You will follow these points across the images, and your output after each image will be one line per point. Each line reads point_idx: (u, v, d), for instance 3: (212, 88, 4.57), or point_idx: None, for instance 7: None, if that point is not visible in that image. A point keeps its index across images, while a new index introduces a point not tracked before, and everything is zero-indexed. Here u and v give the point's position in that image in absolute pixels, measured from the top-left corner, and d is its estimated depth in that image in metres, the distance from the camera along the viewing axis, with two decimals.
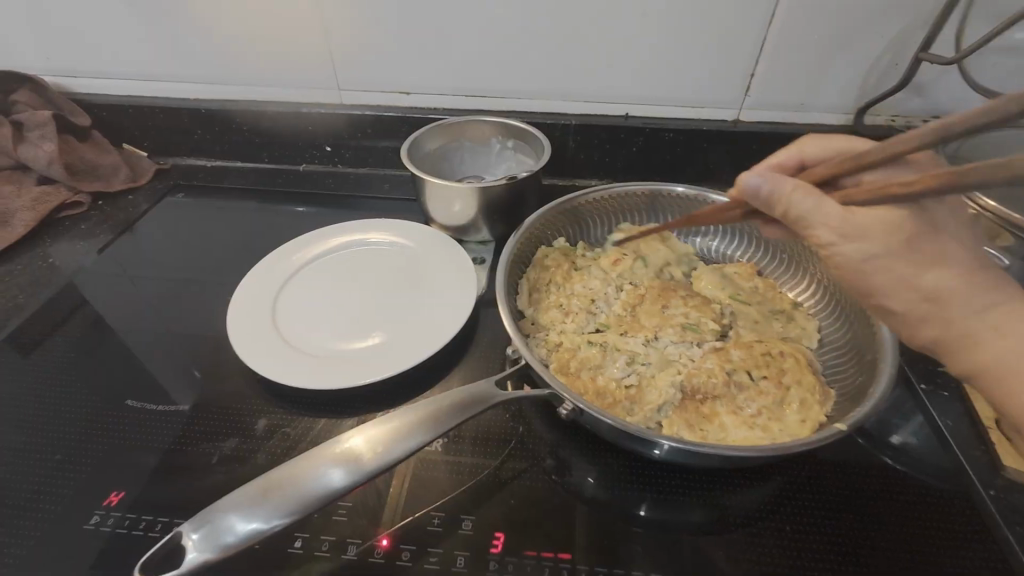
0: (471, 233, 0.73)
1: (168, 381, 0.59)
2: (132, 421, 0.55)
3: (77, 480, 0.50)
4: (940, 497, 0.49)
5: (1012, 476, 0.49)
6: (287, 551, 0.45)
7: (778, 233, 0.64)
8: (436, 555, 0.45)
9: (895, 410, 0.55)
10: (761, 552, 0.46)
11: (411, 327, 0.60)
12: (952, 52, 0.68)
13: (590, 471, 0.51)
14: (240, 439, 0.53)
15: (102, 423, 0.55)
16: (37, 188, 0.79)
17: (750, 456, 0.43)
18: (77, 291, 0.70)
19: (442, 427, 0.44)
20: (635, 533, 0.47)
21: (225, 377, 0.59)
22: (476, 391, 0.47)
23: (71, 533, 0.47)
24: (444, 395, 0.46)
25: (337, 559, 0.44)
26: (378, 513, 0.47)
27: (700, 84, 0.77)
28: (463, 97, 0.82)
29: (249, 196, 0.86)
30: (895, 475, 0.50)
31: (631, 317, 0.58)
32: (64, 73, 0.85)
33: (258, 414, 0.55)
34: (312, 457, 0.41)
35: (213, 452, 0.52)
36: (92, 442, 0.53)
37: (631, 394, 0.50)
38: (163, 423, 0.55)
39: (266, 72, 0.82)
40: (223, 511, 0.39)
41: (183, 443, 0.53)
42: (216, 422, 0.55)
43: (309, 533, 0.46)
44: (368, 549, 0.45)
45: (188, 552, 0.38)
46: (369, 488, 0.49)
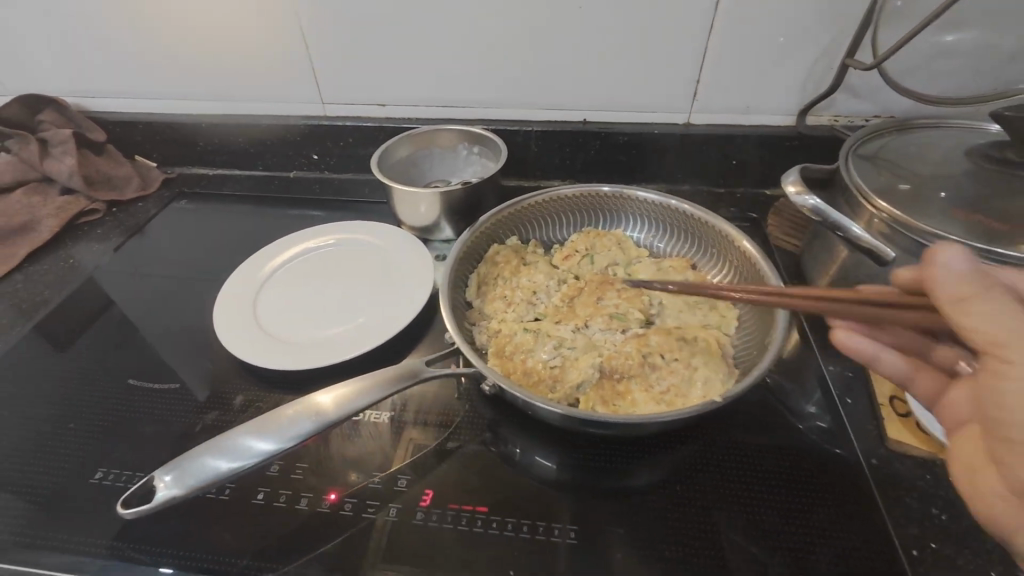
0: (435, 233, 0.80)
1: (162, 364, 0.68)
2: (132, 396, 0.64)
3: (85, 445, 0.60)
4: (830, 466, 0.54)
5: (892, 446, 0.54)
6: (252, 502, 0.53)
7: (709, 229, 0.69)
8: (373, 506, 0.52)
9: (805, 392, 0.61)
10: (661, 510, 0.52)
11: (372, 317, 0.68)
12: (870, 58, 0.73)
13: (522, 442, 0.58)
14: (221, 412, 0.62)
15: (106, 399, 0.64)
16: (59, 198, 0.89)
17: (643, 423, 0.50)
18: (91, 287, 0.80)
19: (377, 394, 0.51)
20: (553, 492, 0.53)
21: (210, 361, 0.68)
22: (410, 364, 0.54)
23: (79, 487, 0.56)
24: (388, 367, 0.54)
25: (291, 509, 0.52)
26: (328, 471, 0.54)
27: (650, 90, 0.82)
28: (433, 108, 0.89)
29: (246, 202, 0.95)
30: (795, 448, 0.56)
31: (566, 307, 0.65)
32: (83, 94, 0.95)
33: (236, 392, 0.64)
34: (273, 413, 0.50)
35: (198, 422, 0.61)
36: (97, 414, 0.63)
37: (554, 374, 0.57)
38: (157, 398, 0.64)
39: (258, 90, 0.91)
40: (189, 459, 0.47)
41: (172, 415, 0.62)
42: (200, 398, 0.64)
43: (270, 487, 0.53)
44: (316, 501, 0.52)
45: (161, 490, 0.46)
46: (322, 451, 0.56)
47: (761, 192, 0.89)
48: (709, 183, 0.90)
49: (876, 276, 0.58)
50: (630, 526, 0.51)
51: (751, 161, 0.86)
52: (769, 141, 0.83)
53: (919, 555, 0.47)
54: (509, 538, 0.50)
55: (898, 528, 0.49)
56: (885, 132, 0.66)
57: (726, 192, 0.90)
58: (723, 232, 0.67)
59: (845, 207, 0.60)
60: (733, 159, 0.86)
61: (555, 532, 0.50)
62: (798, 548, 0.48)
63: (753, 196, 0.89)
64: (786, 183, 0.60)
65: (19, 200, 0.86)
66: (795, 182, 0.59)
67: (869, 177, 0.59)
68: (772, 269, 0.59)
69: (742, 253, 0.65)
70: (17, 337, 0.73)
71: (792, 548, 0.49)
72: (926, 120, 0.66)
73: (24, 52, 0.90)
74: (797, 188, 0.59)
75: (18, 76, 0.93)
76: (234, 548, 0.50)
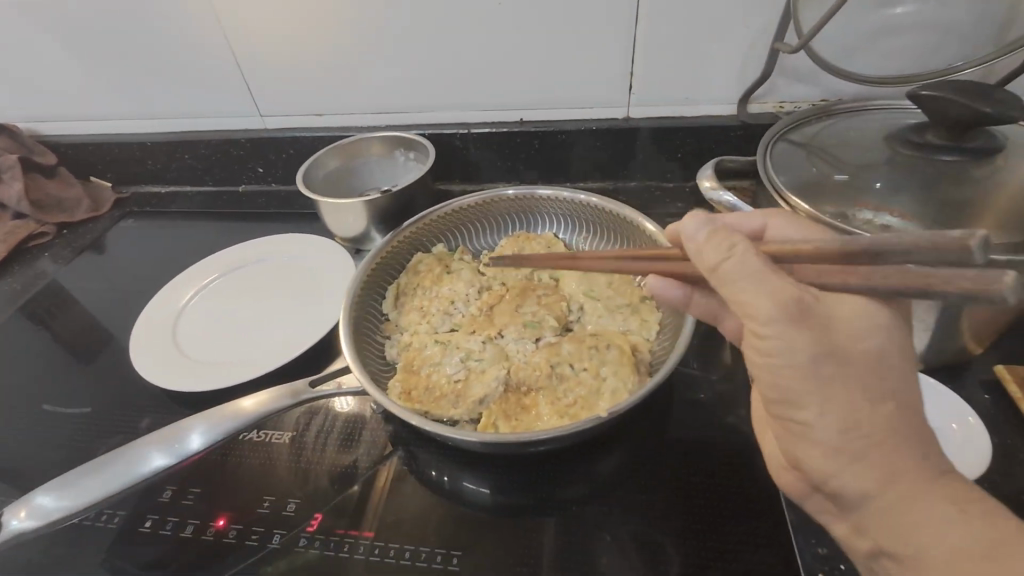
0: (367, 242, 0.79)
1: (81, 388, 0.69)
2: (49, 421, 0.65)
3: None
4: (733, 482, 0.53)
5: None
6: (138, 529, 0.54)
7: (635, 229, 0.67)
8: (257, 533, 0.52)
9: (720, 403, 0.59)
10: (558, 531, 0.51)
11: (290, 332, 0.68)
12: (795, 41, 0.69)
13: (433, 461, 0.57)
14: (124, 437, 0.62)
15: (26, 424, 0.65)
16: (11, 223, 0.91)
17: (530, 440, 0.48)
18: (33, 311, 0.82)
19: (242, 420, 0.52)
20: (453, 512, 0.53)
21: (125, 384, 0.68)
22: (291, 387, 0.54)
23: None
24: (267, 391, 0.54)
25: (177, 535, 0.53)
26: (220, 497, 0.55)
27: (584, 85, 0.79)
28: (370, 115, 0.87)
29: (194, 219, 0.96)
30: (707, 461, 0.55)
31: (483, 317, 0.63)
32: (32, 118, 0.96)
33: (143, 415, 0.64)
34: (164, 435, 0.51)
35: (103, 447, 0.62)
36: (15, 440, 0.64)
37: (456, 389, 0.55)
38: (69, 422, 0.65)
39: (197, 106, 0.90)
40: (48, 490, 0.49)
41: (83, 439, 0.63)
42: (111, 421, 0.64)
43: (159, 514, 0.54)
44: (203, 527, 0.53)
45: (20, 518, 0.48)
46: (217, 476, 0.57)
47: None
48: (657, 178, 0.87)
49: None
50: (522, 549, 0.50)
51: (696, 154, 0.82)
52: (711, 132, 0.80)
53: None
54: (395, 564, 0.49)
55: (802, 554, 0.47)
56: (807, 122, 0.63)
57: (674, 187, 0.86)
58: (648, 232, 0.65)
59: (767, 202, 0.57)
60: (678, 152, 0.83)
61: (445, 558, 0.49)
62: (690, 572, 0.47)
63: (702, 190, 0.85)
64: (700, 178, 0.57)
65: None
66: (710, 177, 0.57)
67: (789, 170, 0.56)
68: None
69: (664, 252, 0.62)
70: None
71: (683, 572, 0.47)
72: (850, 104, 0.63)
73: None
74: (712, 184, 0.56)
75: None
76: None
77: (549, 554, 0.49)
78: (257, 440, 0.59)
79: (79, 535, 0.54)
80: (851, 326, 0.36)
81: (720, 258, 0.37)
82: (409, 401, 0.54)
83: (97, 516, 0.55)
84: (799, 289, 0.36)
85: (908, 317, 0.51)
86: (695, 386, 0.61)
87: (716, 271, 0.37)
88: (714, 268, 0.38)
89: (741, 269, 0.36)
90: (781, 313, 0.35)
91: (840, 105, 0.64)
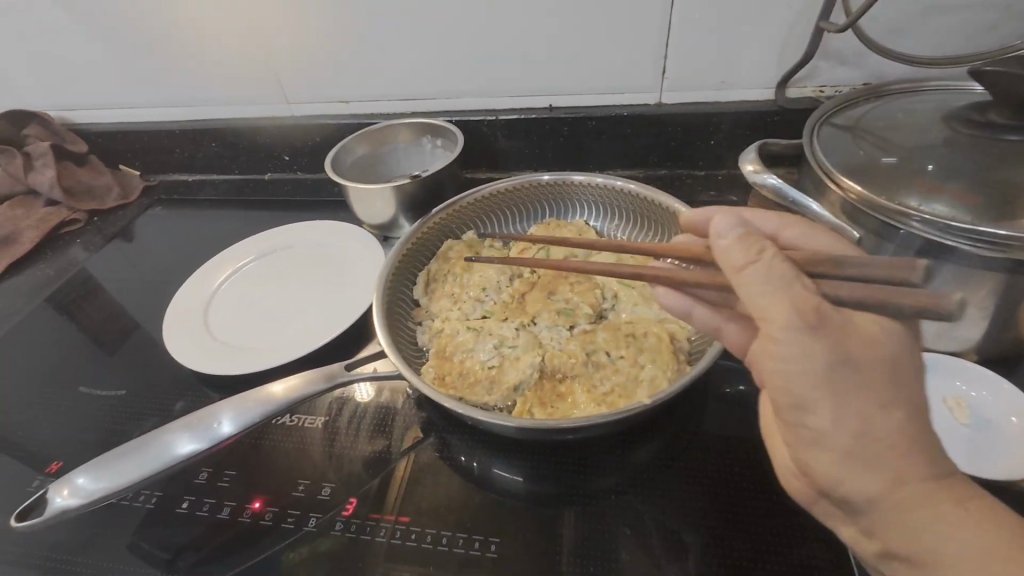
0: (395, 230, 0.78)
1: (115, 372, 0.69)
2: (83, 403, 0.66)
3: (34, 450, 0.62)
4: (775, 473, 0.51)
5: None
6: (175, 511, 0.54)
7: (672, 216, 0.65)
8: (293, 516, 0.52)
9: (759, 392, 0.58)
10: (595, 521, 0.50)
11: (320, 317, 0.68)
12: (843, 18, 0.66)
13: (465, 449, 0.57)
14: (159, 420, 0.63)
15: (61, 406, 0.66)
16: (43, 210, 0.92)
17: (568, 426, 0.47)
18: (65, 295, 0.83)
19: (277, 404, 0.51)
20: (488, 499, 0.52)
21: (158, 368, 0.69)
22: (326, 371, 0.54)
23: (20, 494, 0.58)
24: (300, 375, 0.53)
25: (213, 517, 0.53)
26: (255, 481, 0.55)
27: (616, 70, 0.77)
28: (397, 102, 0.86)
29: (221, 207, 0.96)
30: (747, 452, 0.53)
31: (516, 304, 0.62)
32: (63, 106, 0.97)
33: (178, 398, 0.64)
34: (199, 417, 0.51)
35: (138, 429, 0.62)
36: (50, 421, 0.65)
37: (491, 375, 0.54)
38: (103, 405, 0.65)
39: (223, 94, 0.90)
40: (88, 471, 0.49)
41: (117, 422, 0.63)
42: (145, 404, 0.64)
43: (195, 496, 0.55)
44: (239, 510, 0.53)
45: (62, 498, 0.48)
46: (252, 460, 0.57)
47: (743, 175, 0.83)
48: (689, 166, 0.85)
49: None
50: (559, 539, 0.49)
51: (730, 141, 0.81)
52: (746, 119, 0.78)
53: None
54: (432, 549, 0.49)
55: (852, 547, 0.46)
56: (855, 102, 0.62)
57: (706, 175, 0.85)
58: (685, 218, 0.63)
59: (813, 189, 0.55)
60: (711, 140, 0.81)
61: (482, 545, 0.49)
62: (735, 563, 0.46)
63: (735, 179, 0.83)
64: (744, 162, 0.56)
65: (5, 214, 0.91)
66: (753, 160, 0.55)
67: (836, 154, 0.54)
68: None
69: None
70: None
71: (728, 562, 0.46)
72: (903, 85, 0.62)
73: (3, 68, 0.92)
74: (755, 166, 0.55)
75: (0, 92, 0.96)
76: (159, 556, 0.51)
77: (587, 543, 0.48)
78: (290, 424, 0.59)
79: (117, 514, 0.54)
80: (869, 339, 0.33)
81: (747, 260, 0.34)
82: (443, 386, 0.54)
83: (135, 498, 0.55)
84: (820, 298, 0.33)
85: (963, 306, 0.49)
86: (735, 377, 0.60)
87: (740, 273, 0.35)
88: (738, 269, 0.35)
89: (765, 274, 0.34)
90: (801, 322, 0.32)
91: (889, 87, 0.62)
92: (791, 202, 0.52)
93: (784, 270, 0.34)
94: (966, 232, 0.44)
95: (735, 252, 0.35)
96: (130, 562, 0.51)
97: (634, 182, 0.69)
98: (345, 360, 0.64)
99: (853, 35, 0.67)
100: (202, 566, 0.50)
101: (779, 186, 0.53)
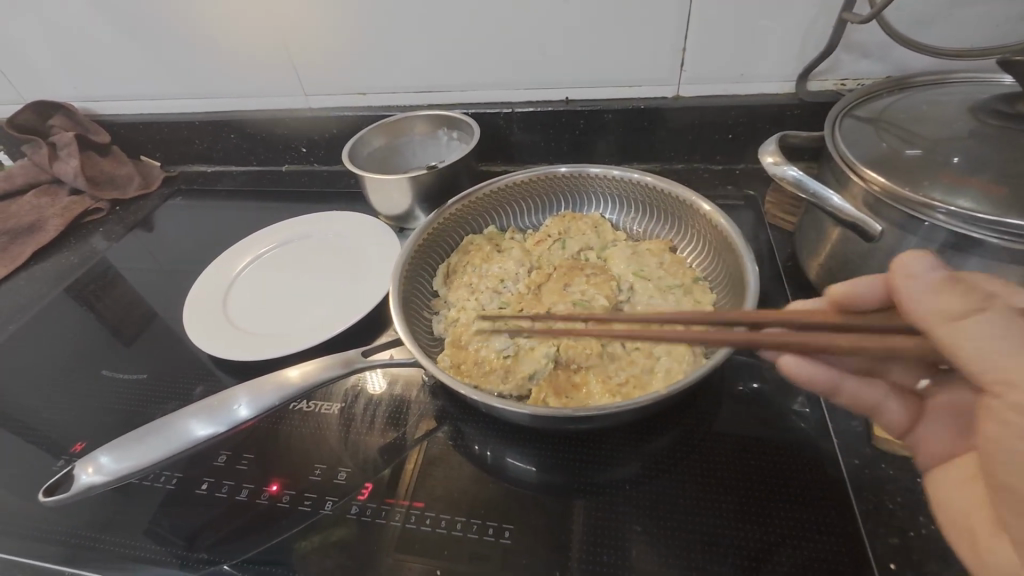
0: (411, 221, 0.79)
1: (137, 356, 0.71)
2: (105, 386, 0.68)
3: (58, 431, 0.63)
4: (792, 466, 0.51)
5: (881, 446, 0.51)
6: (195, 492, 0.55)
7: (689, 209, 0.65)
8: (311, 500, 0.53)
9: (776, 384, 0.58)
10: (609, 512, 0.50)
11: (338, 305, 0.68)
12: (867, 10, 0.65)
13: (479, 437, 0.57)
14: (180, 403, 0.64)
15: (84, 388, 0.68)
16: (67, 200, 0.95)
17: (583, 416, 0.46)
18: (88, 282, 0.85)
19: (293, 390, 0.52)
20: (502, 488, 0.53)
21: (179, 354, 0.70)
22: (342, 357, 0.55)
23: (45, 472, 0.60)
24: (318, 361, 0.54)
25: (233, 498, 0.54)
26: (273, 464, 0.56)
27: (633, 62, 0.77)
28: (413, 94, 0.87)
29: (239, 197, 0.98)
30: (762, 444, 0.53)
31: (532, 295, 0.63)
32: (86, 98, 0.98)
33: (198, 382, 0.66)
34: (218, 399, 0.52)
35: (159, 412, 0.63)
36: (73, 403, 0.66)
37: (507, 364, 0.55)
38: (125, 388, 0.67)
39: (242, 86, 0.91)
40: (110, 451, 0.50)
41: (138, 405, 0.65)
42: (166, 388, 0.66)
43: (215, 478, 0.56)
44: (257, 492, 0.54)
45: (86, 475, 0.49)
46: (272, 442, 0.58)
47: (760, 169, 0.83)
48: (705, 160, 0.85)
49: (863, 253, 0.54)
50: (574, 530, 0.49)
51: (747, 134, 0.80)
52: (765, 112, 0.77)
53: (894, 569, 0.44)
54: (447, 535, 0.49)
55: (871, 543, 0.45)
56: (878, 94, 0.61)
57: (723, 170, 0.84)
58: (702, 211, 0.63)
59: (834, 182, 0.55)
60: (729, 133, 0.80)
61: (497, 531, 0.49)
62: (749, 555, 0.46)
63: (751, 173, 0.83)
64: (763, 154, 0.55)
65: (31, 202, 0.93)
66: (773, 153, 0.55)
67: (858, 146, 0.54)
68: (745, 245, 0.56)
69: (720, 232, 0.61)
70: (13, 330, 0.78)
71: (743, 555, 0.46)
72: (928, 77, 0.61)
73: (28, 60, 0.94)
74: (775, 158, 0.54)
75: (25, 83, 0.98)
76: (180, 535, 0.52)
77: (601, 534, 0.48)
78: (307, 410, 0.61)
79: (141, 494, 0.56)
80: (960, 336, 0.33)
81: (971, 308, 0.32)
82: (459, 374, 0.55)
83: (157, 478, 0.57)
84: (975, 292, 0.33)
85: None
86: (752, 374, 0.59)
87: (958, 321, 0.32)
88: (955, 318, 0.33)
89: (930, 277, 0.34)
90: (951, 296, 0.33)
91: (912, 80, 0.61)
92: (811, 195, 0.51)
93: (1019, 326, 0.31)
94: (992, 224, 0.44)
95: (946, 298, 0.33)
96: (151, 540, 0.52)
97: (651, 175, 0.68)
98: (363, 348, 0.65)
99: (877, 27, 0.66)
100: (220, 546, 0.51)
101: (800, 177, 0.52)
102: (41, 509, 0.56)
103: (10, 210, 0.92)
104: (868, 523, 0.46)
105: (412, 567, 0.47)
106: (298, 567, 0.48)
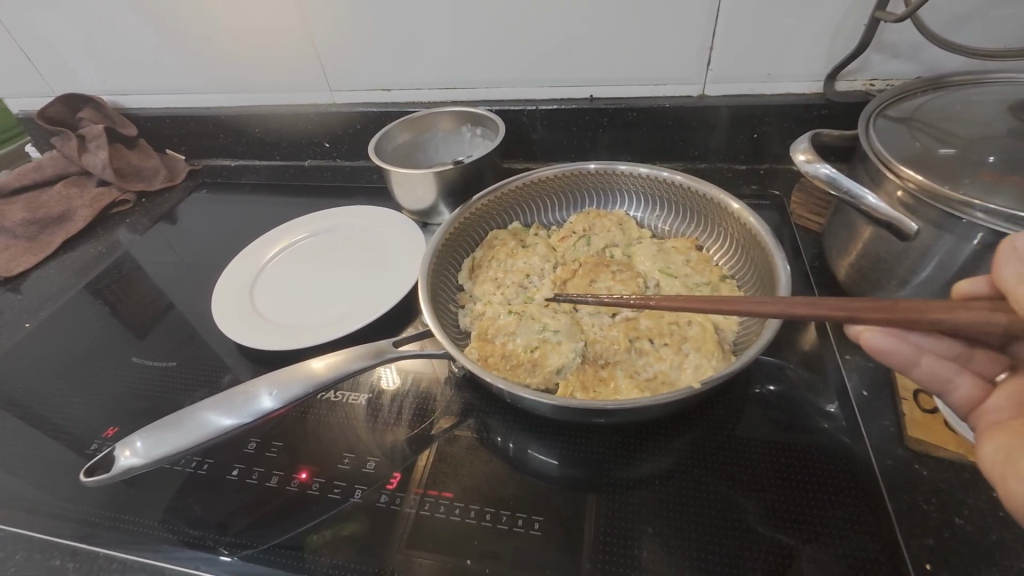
0: (435, 216, 0.80)
1: (166, 345, 0.72)
2: (135, 373, 0.69)
3: (90, 416, 0.65)
4: (824, 466, 0.51)
5: (912, 446, 0.50)
6: (225, 477, 0.56)
7: (714, 206, 0.65)
8: (341, 487, 0.54)
9: (803, 382, 0.58)
10: (633, 506, 0.50)
11: (362, 298, 0.69)
12: (900, 9, 0.65)
13: (503, 432, 0.57)
14: (209, 390, 0.65)
15: (114, 374, 0.69)
16: (95, 190, 0.97)
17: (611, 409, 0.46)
18: (116, 271, 0.86)
19: (320, 380, 0.52)
20: (526, 479, 0.53)
21: (207, 343, 0.71)
22: (373, 347, 0.55)
23: (78, 455, 0.61)
24: (352, 349, 0.55)
25: (263, 485, 0.55)
26: (302, 452, 0.57)
27: (660, 61, 0.77)
28: (439, 90, 0.87)
29: (264, 191, 0.99)
30: (792, 444, 0.53)
31: (558, 291, 0.63)
32: (116, 91, 1.00)
33: (228, 370, 0.67)
34: (242, 391, 0.52)
35: (189, 399, 0.64)
36: (104, 388, 0.68)
37: (534, 358, 0.56)
38: (155, 375, 0.68)
39: (269, 81, 0.92)
40: (143, 434, 0.51)
41: (170, 391, 0.66)
42: (196, 376, 0.67)
43: (245, 465, 0.57)
44: (287, 479, 0.55)
45: (122, 457, 0.50)
46: (300, 430, 0.59)
47: (785, 169, 0.83)
48: (729, 160, 0.85)
49: (896, 253, 0.54)
50: (597, 524, 0.49)
51: (772, 134, 0.80)
52: (791, 111, 0.77)
53: (930, 571, 0.43)
54: (476, 526, 0.49)
55: (905, 542, 0.45)
56: (913, 94, 0.60)
57: (747, 169, 0.84)
58: (730, 209, 0.63)
59: (868, 181, 0.55)
60: (754, 132, 0.80)
61: (526, 522, 0.50)
62: (780, 549, 0.46)
63: (776, 173, 0.83)
64: (795, 152, 0.55)
65: (60, 192, 0.95)
66: (805, 151, 0.55)
67: (895, 143, 0.54)
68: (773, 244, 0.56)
69: (748, 231, 0.61)
70: (45, 316, 0.79)
71: (775, 552, 0.46)
72: (964, 77, 0.60)
73: (60, 53, 0.96)
74: (808, 156, 0.54)
75: (57, 77, 1.00)
76: (211, 521, 0.52)
77: (625, 528, 0.49)
78: (333, 400, 0.61)
79: (171, 478, 0.57)
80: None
81: None
82: (487, 366, 0.55)
83: (187, 463, 0.57)
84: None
85: None
86: (775, 377, 0.59)
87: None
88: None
89: None
90: None
91: (947, 79, 0.60)
92: (846, 192, 0.51)
93: None
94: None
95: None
96: (181, 524, 0.53)
97: (681, 173, 0.68)
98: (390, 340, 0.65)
99: (911, 26, 0.65)
100: (250, 532, 0.51)
101: (835, 175, 0.51)
102: (73, 492, 0.57)
103: (38, 200, 0.94)
104: (904, 524, 0.46)
105: (425, 562, 0.47)
106: (316, 561, 0.49)
